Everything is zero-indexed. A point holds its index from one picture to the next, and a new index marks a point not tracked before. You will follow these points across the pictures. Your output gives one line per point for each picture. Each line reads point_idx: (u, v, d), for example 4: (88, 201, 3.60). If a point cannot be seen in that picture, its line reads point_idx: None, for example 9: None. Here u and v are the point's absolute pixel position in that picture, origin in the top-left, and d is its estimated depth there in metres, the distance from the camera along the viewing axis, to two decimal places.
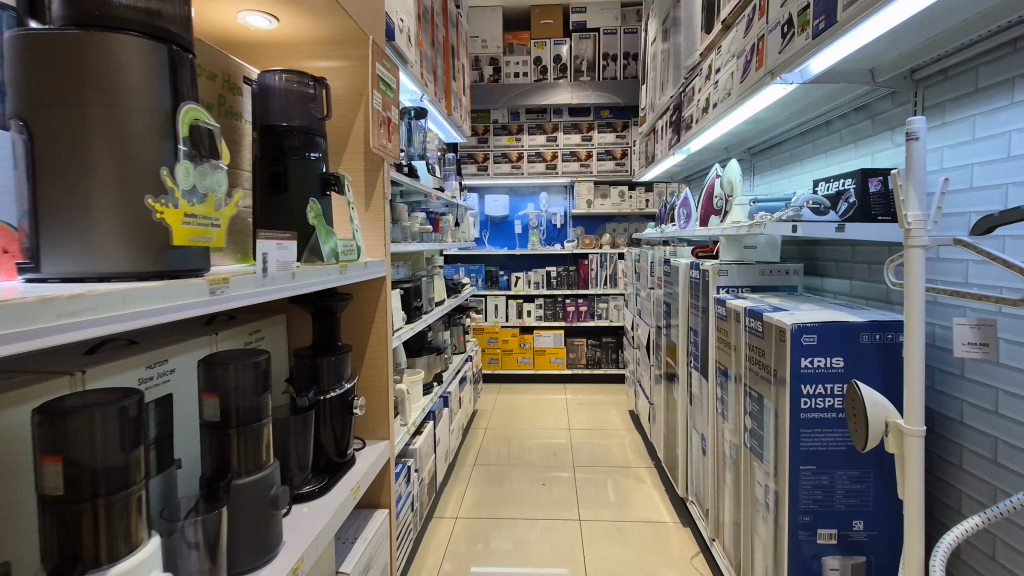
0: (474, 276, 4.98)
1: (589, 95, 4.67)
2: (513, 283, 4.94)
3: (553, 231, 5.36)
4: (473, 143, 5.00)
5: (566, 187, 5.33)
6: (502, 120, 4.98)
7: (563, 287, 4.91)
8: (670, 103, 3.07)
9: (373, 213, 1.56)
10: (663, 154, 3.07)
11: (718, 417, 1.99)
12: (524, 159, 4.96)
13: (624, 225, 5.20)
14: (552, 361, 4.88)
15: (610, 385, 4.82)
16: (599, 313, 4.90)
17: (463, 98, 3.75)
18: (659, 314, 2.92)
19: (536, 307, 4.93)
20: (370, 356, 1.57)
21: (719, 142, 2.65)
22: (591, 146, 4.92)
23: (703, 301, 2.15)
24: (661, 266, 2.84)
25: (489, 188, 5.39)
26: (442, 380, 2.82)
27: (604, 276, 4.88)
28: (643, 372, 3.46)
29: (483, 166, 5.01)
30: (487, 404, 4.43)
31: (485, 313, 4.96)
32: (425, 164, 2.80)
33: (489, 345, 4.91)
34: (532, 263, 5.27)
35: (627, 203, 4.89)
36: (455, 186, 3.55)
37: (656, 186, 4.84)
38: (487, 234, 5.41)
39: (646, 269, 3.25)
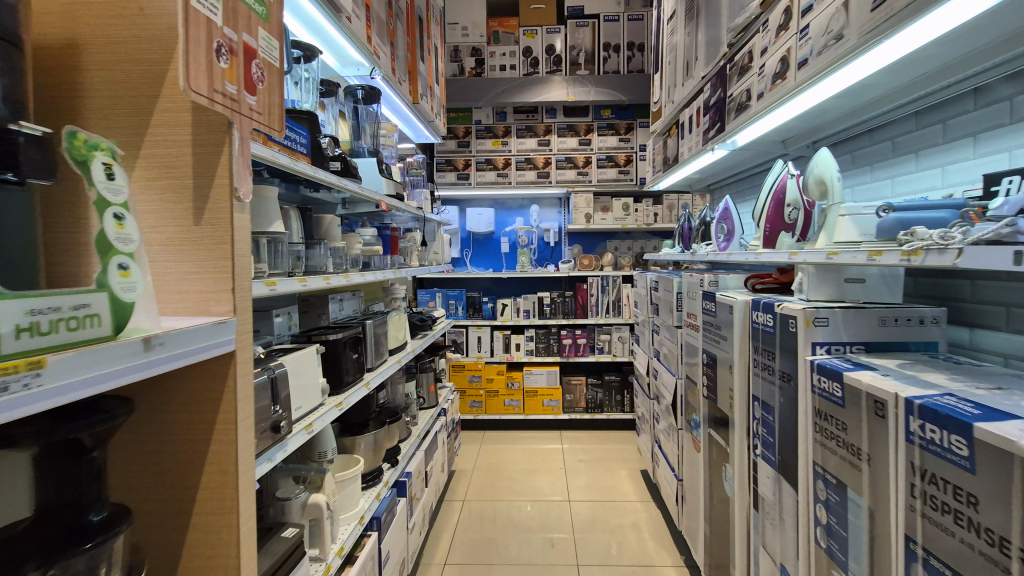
0: (453, 302, 4.23)
1: (587, 91, 3.98)
2: (499, 311, 4.19)
3: (546, 249, 4.63)
4: (452, 147, 4.28)
5: (561, 199, 4.62)
6: (486, 120, 4.26)
7: (558, 316, 4.17)
8: (698, 88, 2.36)
9: (211, 232, 0.80)
10: (691, 153, 2.35)
11: (820, 554, 1.25)
12: (512, 165, 4.25)
13: (627, 243, 4.50)
14: (545, 405, 4.10)
15: (614, 432, 4.06)
16: (600, 346, 4.16)
17: (435, 88, 3.03)
18: (691, 365, 2.19)
19: (526, 340, 4.18)
20: (205, 509, 0.80)
21: (777, 134, 1.93)
22: (589, 151, 4.22)
23: (781, 361, 1.42)
24: (695, 300, 2.11)
25: (471, 200, 4.67)
26: (398, 458, 2.04)
27: (606, 302, 4.15)
28: (663, 431, 2.71)
29: (464, 174, 4.28)
30: (468, 459, 3.64)
31: (466, 346, 4.19)
32: (376, 163, 2.07)
33: (471, 384, 4.13)
34: (522, 286, 4.53)
35: (632, 218, 4.19)
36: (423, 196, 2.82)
37: (666, 198, 4.15)
38: (469, 253, 4.67)
39: (668, 301, 2.52)
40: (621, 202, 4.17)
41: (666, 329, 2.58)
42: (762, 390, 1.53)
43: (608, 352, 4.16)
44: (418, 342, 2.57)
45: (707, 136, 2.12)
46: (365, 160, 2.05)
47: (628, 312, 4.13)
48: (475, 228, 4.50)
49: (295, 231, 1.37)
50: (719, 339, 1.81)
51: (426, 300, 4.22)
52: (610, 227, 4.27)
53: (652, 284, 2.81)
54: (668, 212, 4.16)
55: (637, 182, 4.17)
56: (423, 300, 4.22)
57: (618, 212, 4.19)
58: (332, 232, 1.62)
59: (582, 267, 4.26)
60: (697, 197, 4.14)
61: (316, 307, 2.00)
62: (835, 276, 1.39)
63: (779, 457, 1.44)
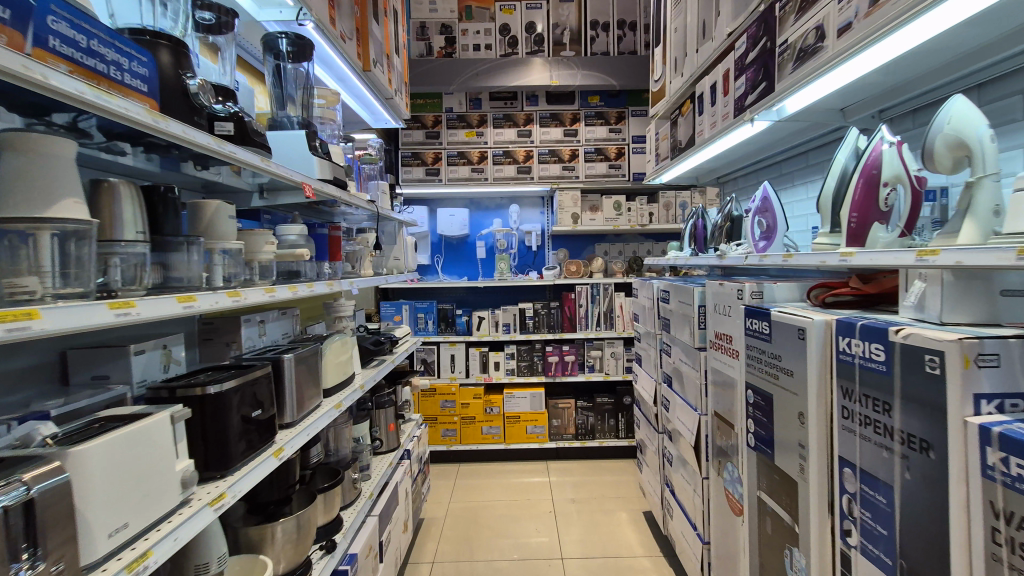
0: (422, 316, 3.68)
1: (573, 75, 3.54)
2: (475, 326, 3.65)
3: (528, 253, 4.12)
4: (419, 139, 3.74)
5: (544, 198, 4.12)
6: (458, 108, 3.73)
7: (543, 330, 3.66)
8: (719, 52, 1.89)
9: None
10: (712, 132, 1.87)
11: None
12: (488, 159, 3.73)
13: (618, 247, 4.03)
14: (528, 432, 3.58)
15: (608, 461, 3.56)
16: (591, 363, 3.67)
17: (395, 60, 2.50)
18: (724, 401, 1.69)
19: (506, 358, 3.65)
20: None
21: (841, 97, 1.45)
22: (576, 143, 3.73)
23: (905, 418, 0.93)
24: (730, 316, 1.62)
25: (443, 199, 4.13)
26: (338, 539, 1.49)
27: (596, 314, 3.66)
28: (677, 475, 2.21)
29: (433, 169, 3.73)
30: (439, 501, 3.09)
31: (438, 366, 3.65)
32: (307, 136, 1.54)
33: (444, 410, 3.58)
34: (501, 296, 4.00)
35: (626, 218, 3.71)
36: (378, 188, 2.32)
37: (662, 196, 3.70)
38: (441, 259, 4.13)
39: (684, 317, 2.03)
40: (611, 200, 3.70)
41: (682, 351, 2.09)
42: (865, 457, 1.04)
43: (600, 370, 3.67)
44: (373, 369, 2.02)
45: (739, 106, 1.64)
46: (291, 132, 1.52)
47: (621, 325, 3.65)
48: (447, 231, 3.97)
49: (132, 221, 0.82)
50: (776, 374, 1.31)
51: (391, 314, 3.66)
52: (600, 229, 3.79)
53: (661, 294, 2.32)
54: (664, 211, 3.71)
55: (629, 178, 3.70)
56: (388, 314, 3.65)
57: (608, 212, 3.71)
58: (218, 225, 1.08)
59: (569, 274, 3.76)
60: (696, 194, 3.70)
61: (221, 333, 1.53)
62: (985, 287, 0.92)
63: (902, 562, 0.94)
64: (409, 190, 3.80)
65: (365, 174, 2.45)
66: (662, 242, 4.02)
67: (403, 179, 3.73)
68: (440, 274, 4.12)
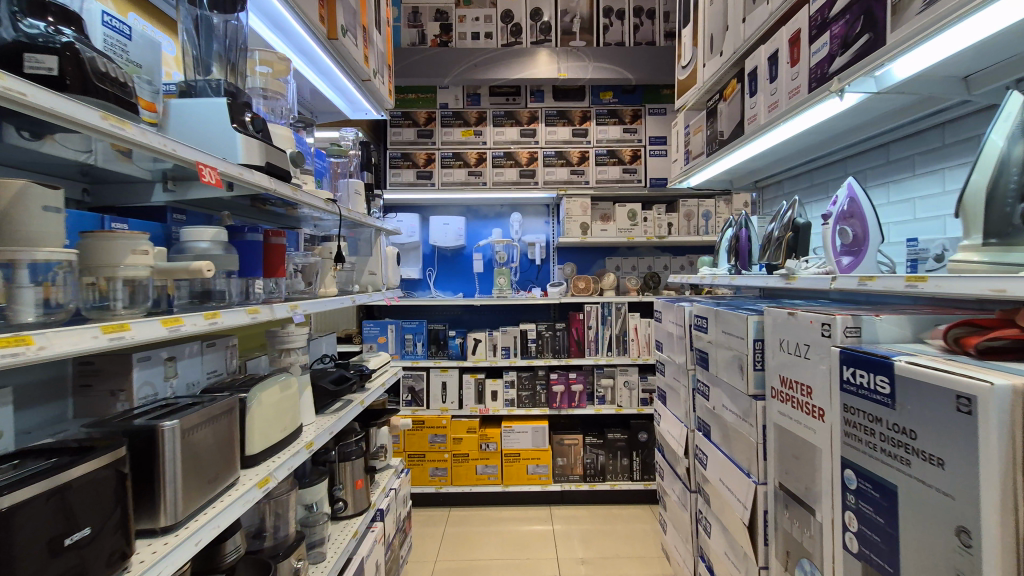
0: (410, 337, 3.24)
1: (583, 67, 3.15)
2: (470, 349, 3.21)
3: (530, 268, 3.69)
4: (410, 138, 3.32)
5: (549, 206, 3.70)
6: (454, 104, 3.33)
7: (547, 355, 3.22)
8: (780, 15, 1.47)
9: None
10: (771, 115, 1.45)
11: None
12: (487, 161, 3.32)
13: (631, 261, 3.61)
14: (529, 473, 3.12)
15: (620, 507, 3.11)
16: (601, 394, 3.22)
17: (375, 36, 2.10)
18: (799, 474, 1.24)
19: (505, 387, 3.21)
20: None
21: (976, 54, 1.03)
22: (585, 144, 3.31)
23: None
24: (813, 359, 1.18)
25: (436, 206, 3.71)
26: None
27: (607, 337, 3.22)
28: (716, 551, 1.75)
29: (425, 171, 3.32)
30: (423, 558, 2.62)
31: (427, 395, 3.20)
32: (233, 107, 1.12)
33: (433, 446, 3.13)
34: (500, 315, 3.56)
35: (641, 229, 3.29)
36: (351, 186, 1.95)
37: (682, 204, 3.29)
38: (433, 273, 3.72)
39: (730, 353, 1.58)
40: (625, 209, 3.29)
41: (725, 396, 1.64)
42: None
43: (611, 402, 3.23)
44: (334, 414, 1.57)
45: (819, 76, 1.22)
46: (210, 102, 1.10)
47: (636, 350, 3.21)
48: (440, 242, 3.55)
49: None
50: (905, 458, 0.88)
51: (374, 334, 3.22)
52: (611, 241, 3.37)
53: (695, 321, 1.88)
54: (684, 222, 3.29)
55: (645, 185, 3.28)
56: (371, 335, 3.21)
57: (622, 222, 3.29)
58: (23, 223, 0.66)
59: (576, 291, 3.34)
60: (720, 203, 3.29)
61: (105, 377, 1.10)
62: None
63: None
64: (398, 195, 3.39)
65: (335, 171, 2.02)
66: (680, 257, 3.60)
67: (391, 183, 3.32)
68: (432, 290, 3.69)
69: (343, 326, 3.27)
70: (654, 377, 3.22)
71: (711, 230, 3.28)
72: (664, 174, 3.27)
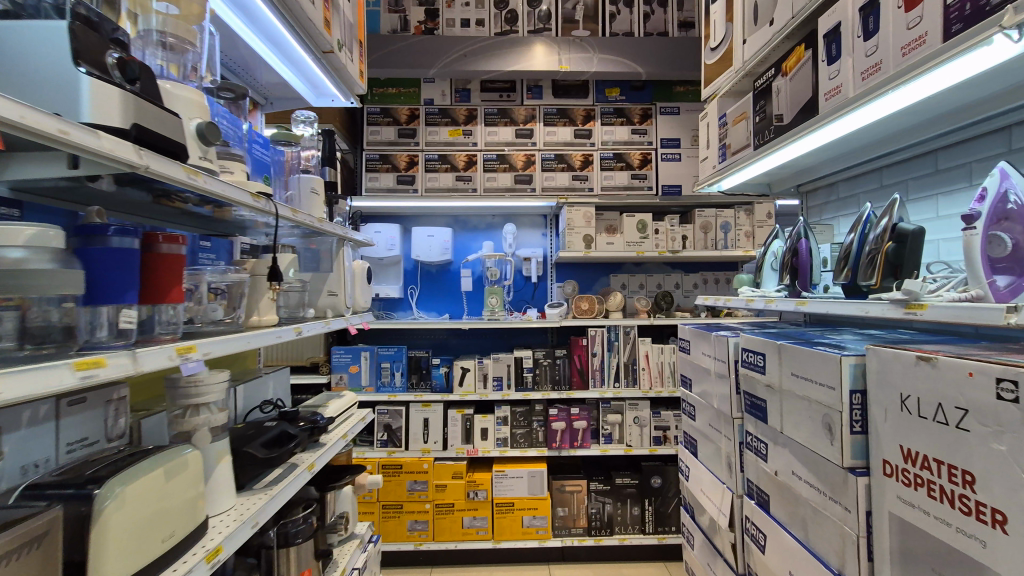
0: (387, 365, 2.80)
1: (588, 59, 2.79)
2: (458, 379, 2.78)
3: (524, 285, 3.28)
4: (389, 137, 2.92)
5: (546, 216, 3.30)
6: (440, 100, 2.93)
7: (546, 386, 2.80)
8: None
9: None
10: (868, 84, 1.07)
11: None
12: (478, 164, 2.92)
13: (638, 279, 3.23)
14: (525, 526, 2.67)
15: (631, 566, 2.67)
16: (607, 431, 2.80)
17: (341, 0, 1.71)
18: None
19: (496, 424, 2.78)
20: None
21: None
22: (589, 146, 2.93)
23: None
24: (984, 436, 0.77)
25: (420, 216, 3.30)
26: None
27: (614, 365, 2.81)
28: None
29: (407, 176, 2.91)
30: None
31: (406, 434, 2.76)
32: (85, 36, 0.70)
33: (412, 495, 2.68)
34: (491, 339, 3.14)
35: (652, 243, 2.90)
36: (309, 181, 1.53)
37: (697, 215, 2.92)
38: (416, 292, 3.29)
39: (805, 406, 1.18)
40: (634, 219, 2.90)
41: (795, 462, 1.23)
42: None
43: (618, 441, 2.81)
44: (264, 493, 1.13)
45: (969, 11, 0.83)
46: (39, 22, 0.68)
47: (647, 381, 2.81)
48: (424, 256, 3.13)
49: None
50: None
51: (345, 363, 2.78)
52: (617, 256, 2.98)
53: (743, 357, 1.47)
54: (700, 235, 2.92)
55: (656, 193, 2.91)
56: (341, 363, 2.76)
57: (630, 234, 2.90)
58: None
59: (577, 313, 2.93)
60: (740, 213, 2.93)
61: None
62: None
63: None
64: (376, 202, 2.97)
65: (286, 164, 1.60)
66: (693, 274, 3.23)
67: (368, 188, 2.90)
68: (415, 310, 3.27)
69: (308, 353, 2.81)
70: (667, 412, 2.81)
71: (730, 244, 2.92)
72: (677, 181, 2.90)
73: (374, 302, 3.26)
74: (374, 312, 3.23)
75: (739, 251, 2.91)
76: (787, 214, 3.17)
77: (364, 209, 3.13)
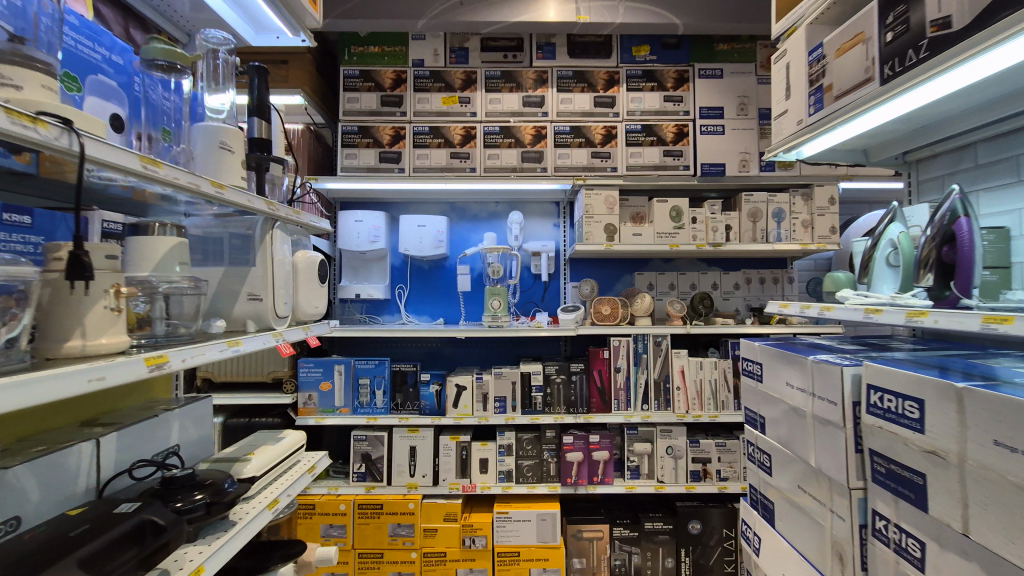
0: (365, 381, 2.30)
1: (611, 8, 2.28)
2: (452, 399, 2.29)
3: (532, 284, 2.77)
4: (370, 106, 2.41)
5: (559, 203, 2.79)
6: (432, 62, 2.43)
7: (560, 408, 2.29)
8: None
9: None
10: None
11: None
12: (478, 138, 2.41)
13: (668, 277, 2.71)
14: None
15: None
16: (633, 464, 2.30)
17: None
18: None
19: (498, 454, 2.28)
20: None
21: None
22: (612, 117, 2.41)
23: None
24: None
25: (409, 202, 2.80)
26: None
27: (642, 383, 2.32)
28: None
29: (392, 152, 2.40)
30: None
31: (387, 466, 2.27)
32: None
33: (395, 542, 2.19)
34: (492, 349, 2.64)
35: (689, 234, 2.38)
36: (227, 132, 1.07)
37: (745, 201, 2.40)
38: (404, 292, 2.80)
39: None
40: (666, 205, 2.39)
41: None
42: None
43: (647, 476, 2.30)
44: None
45: None
46: None
47: (683, 404, 2.31)
48: (413, 251, 2.64)
49: None
50: None
51: (313, 379, 2.28)
52: (646, 251, 2.46)
53: (871, 399, 0.97)
54: (746, 224, 2.40)
55: (694, 174, 2.39)
56: (309, 379, 2.27)
57: (662, 223, 2.39)
58: None
59: (597, 319, 2.42)
60: (796, 198, 2.42)
61: None
62: None
63: None
64: (355, 185, 2.47)
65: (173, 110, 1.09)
66: (733, 273, 2.71)
67: (344, 166, 2.40)
68: (403, 313, 2.77)
69: (269, 366, 2.27)
70: (707, 440, 2.30)
71: (784, 236, 2.40)
72: (721, 158, 2.38)
73: (356, 304, 2.77)
74: (355, 316, 2.74)
75: (795, 244, 2.39)
76: (849, 200, 2.64)
77: (342, 193, 2.63)
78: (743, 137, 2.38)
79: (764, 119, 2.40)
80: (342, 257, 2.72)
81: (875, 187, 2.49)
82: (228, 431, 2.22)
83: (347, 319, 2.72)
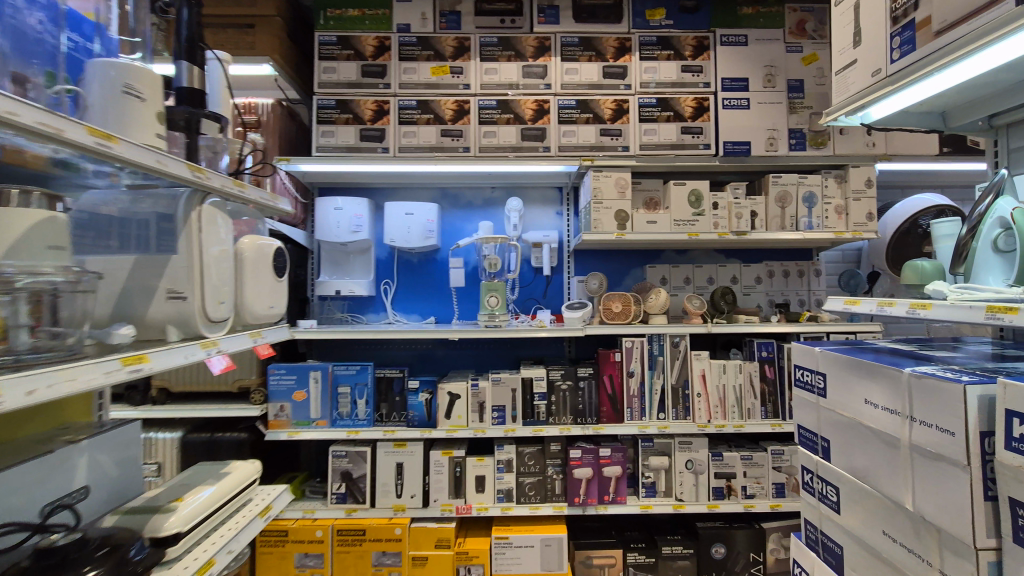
0: (345, 389, 2.03)
1: None
2: (444, 409, 2.02)
3: (532, 279, 2.50)
4: (350, 77, 2.13)
5: (562, 188, 2.52)
6: (419, 27, 2.15)
7: (566, 419, 2.03)
8: None
9: None
10: None
11: None
12: (472, 113, 2.13)
13: (683, 270, 2.45)
14: None
15: None
16: (648, 480, 2.04)
17: None
18: None
19: (497, 471, 2.02)
20: None
21: None
22: (624, 89, 2.14)
23: None
24: None
25: (396, 188, 2.52)
26: None
27: (658, 389, 2.06)
28: None
29: (374, 130, 2.12)
30: None
31: (370, 486, 2.00)
32: None
33: (380, 573, 1.92)
34: (489, 351, 2.37)
35: (710, 221, 2.12)
36: (144, 73, 0.80)
37: (772, 184, 2.14)
38: (391, 287, 2.52)
39: None
40: (685, 189, 2.13)
41: None
42: None
43: (665, 494, 2.04)
44: None
45: None
46: None
47: (704, 412, 2.04)
48: (400, 242, 2.37)
49: None
50: None
51: (286, 388, 2.00)
52: (661, 240, 2.20)
53: (1011, 431, 0.71)
54: (773, 210, 2.15)
55: (715, 153, 2.13)
56: (281, 387, 1.99)
57: (680, 210, 2.12)
58: None
59: (607, 317, 2.16)
60: (829, 180, 2.16)
61: None
62: None
63: None
64: (333, 166, 2.19)
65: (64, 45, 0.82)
66: (754, 265, 2.47)
67: (320, 145, 2.12)
68: (390, 311, 2.49)
69: (235, 374, 1.98)
70: (731, 452, 2.05)
71: (816, 224, 2.14)
72: (745, 136, 2.12)
73: (337, 301, 2.49)
74: (336, 315, 2.46)
75: (828, 233, 2.13)
76: (883, 185, 2.39)
77: (320, 176, 2.35)
78: (770, 112, 2.12)
79: (793, 92, 2.14)
80: (321, 249, 2.44)
81: (914, 168, 2.24)
82: (188, 448, 1.94)
83: (327, 318, 2.44)
